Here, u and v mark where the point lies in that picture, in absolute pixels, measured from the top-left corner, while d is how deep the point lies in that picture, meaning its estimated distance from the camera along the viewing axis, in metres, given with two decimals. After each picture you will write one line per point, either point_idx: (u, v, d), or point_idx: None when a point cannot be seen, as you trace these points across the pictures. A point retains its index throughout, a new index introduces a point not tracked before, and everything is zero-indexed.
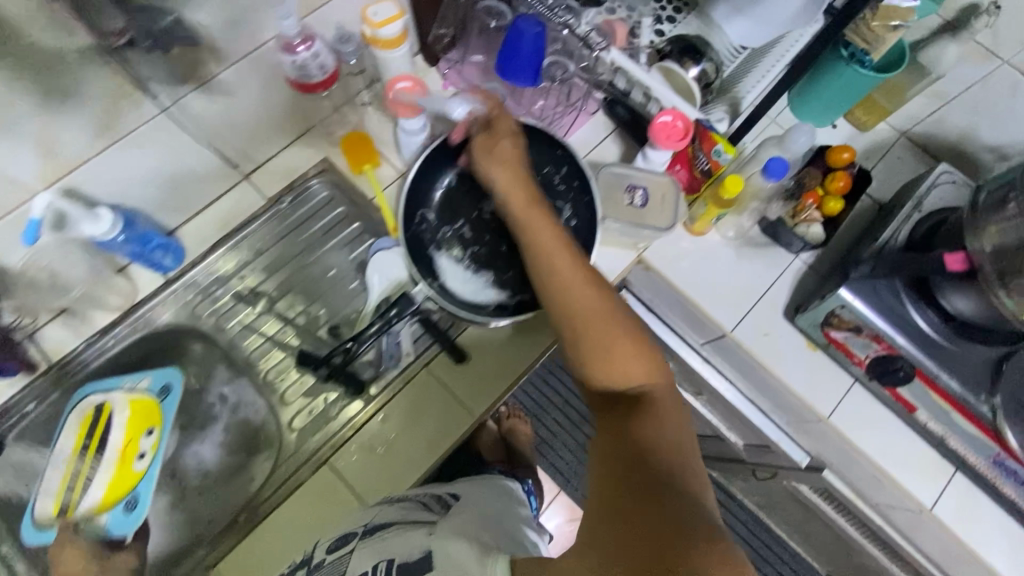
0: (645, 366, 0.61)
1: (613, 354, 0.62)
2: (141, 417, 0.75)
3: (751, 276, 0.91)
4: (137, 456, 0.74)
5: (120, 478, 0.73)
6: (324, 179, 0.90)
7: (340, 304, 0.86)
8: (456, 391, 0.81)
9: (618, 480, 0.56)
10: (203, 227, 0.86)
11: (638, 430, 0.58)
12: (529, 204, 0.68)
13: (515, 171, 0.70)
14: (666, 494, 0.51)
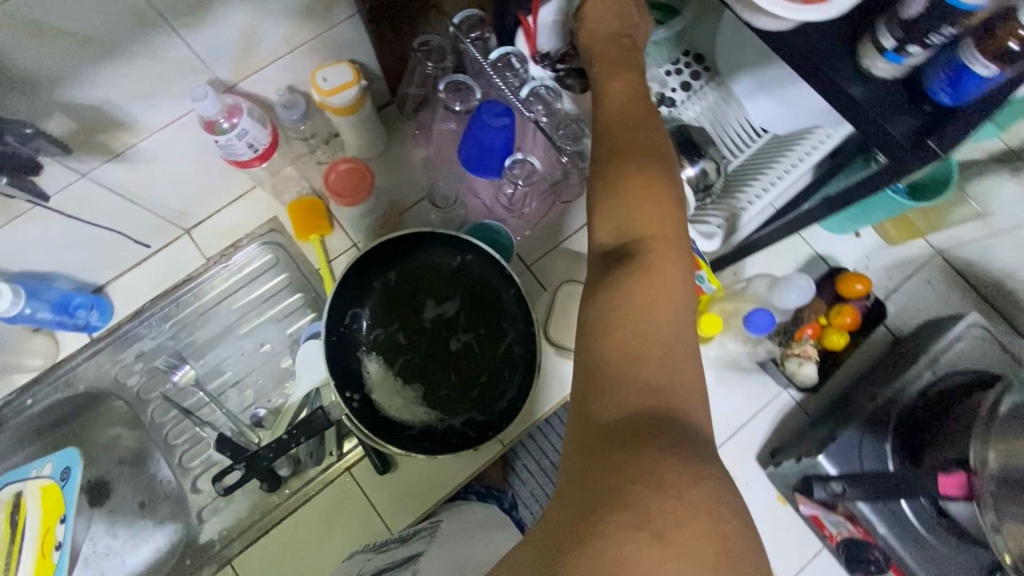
0: (680, 286, 0.44)
1: (634, 192, 0.48)
2: (50, 505, 0.69)
3: (727, 406, 0.82)
4: (53, 545, 0.67)
5: (40, 570, 0.66)
6: (269, 241, 0.83)
7: (270, 383, 0.81)
8: (376, 504, 0.75)
9: (622, 344, 0.42)
10: (136, 284, 0.81)
11: (640, 275, 0.44)
12: (614, 60, 0.57)
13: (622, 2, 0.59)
14: (665, 435, 0.37)
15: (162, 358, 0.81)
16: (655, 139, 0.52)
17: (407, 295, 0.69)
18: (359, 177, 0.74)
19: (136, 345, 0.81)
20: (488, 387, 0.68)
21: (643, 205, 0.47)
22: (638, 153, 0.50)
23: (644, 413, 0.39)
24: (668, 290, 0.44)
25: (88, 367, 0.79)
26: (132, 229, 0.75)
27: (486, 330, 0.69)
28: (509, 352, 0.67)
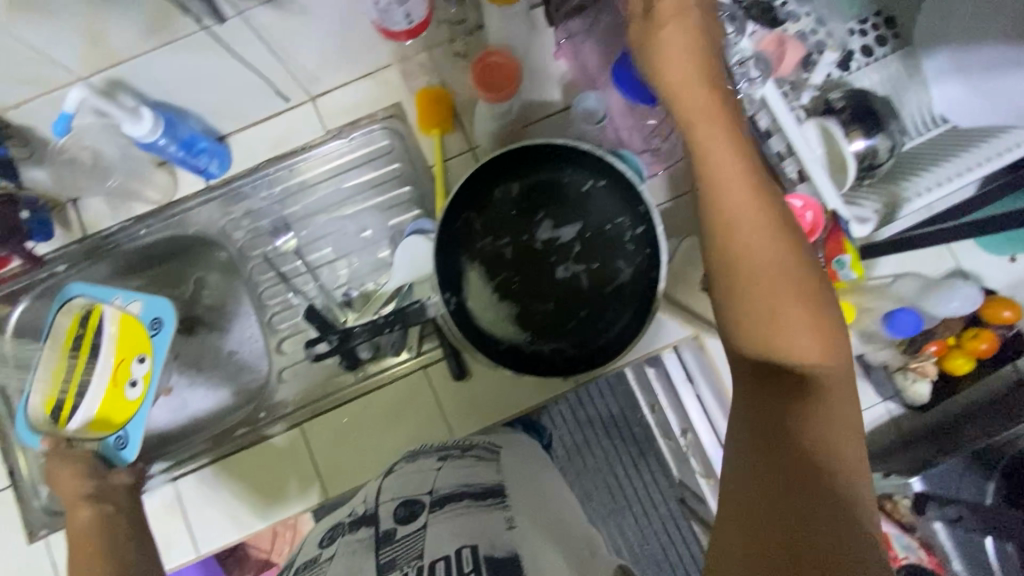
0: (811, 331, 0.44)
1: (775, 316, 0.45)
2: (130, 342, 0.73)
3: None
4: (129, 383, 0.72)
5: (113, 399, 0.72)
6: (389, 128, 0.81)
7: (365, 268, 0.81)
8: (445, 406, 0.77)
9: (769, 396, 0.45)
10: (255, 141, 0.81)
11: (795, 419, 0.43)
12: (707, 100, 0.50)
13: (706, 68, 0.51)
14: (818, 480, 0.40)
15: (266, 222, 0.82)
16: (756, 178, 0.49)
17: (523, 211, 0.67)
18: (506, 75, 0.70)
19: (244, 202, 0.82)
20: (584, 326, 0.65)
21: (759, 254, 0.46)
22: (751, 192, 0.48)
23: (793, 457, 0.42)
24: (803, 339, 0.44)
25: (200, 212, 0.82)
26: (264, 85, 0.74)
27: (599, 266, 0.64)
28: (617, 292, 0.63)
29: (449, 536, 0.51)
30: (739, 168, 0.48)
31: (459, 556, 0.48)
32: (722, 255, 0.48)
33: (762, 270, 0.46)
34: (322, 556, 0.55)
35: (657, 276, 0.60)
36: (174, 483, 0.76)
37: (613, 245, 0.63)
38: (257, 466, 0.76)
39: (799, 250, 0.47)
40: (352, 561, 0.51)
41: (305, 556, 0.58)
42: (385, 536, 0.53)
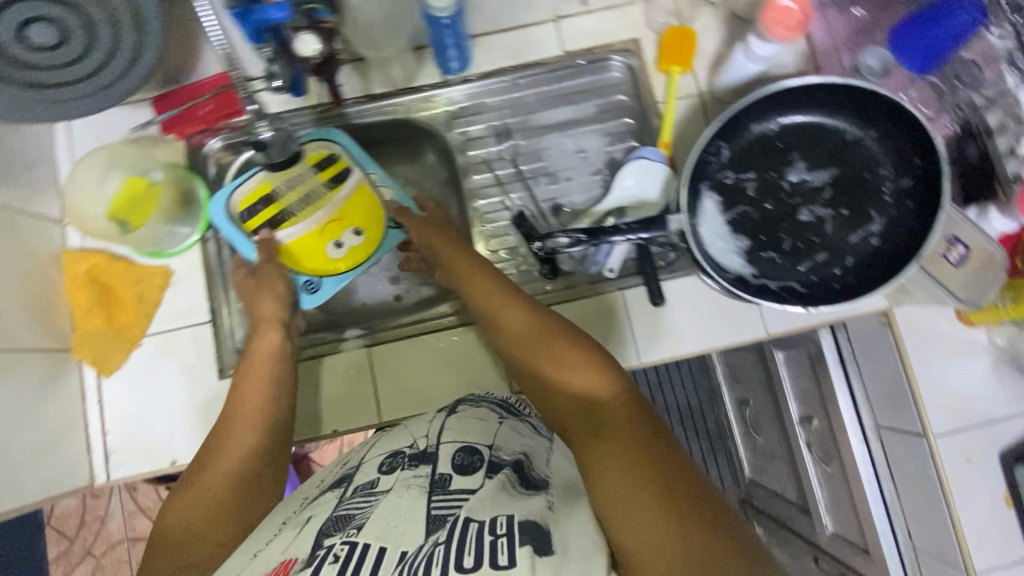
0: (580, 366, 0.66)
1: (562, 360, 0.67)
2: (360, 213, 0.78)
3: (995, 399, 0.78)
4: (337, 245, 0.78)
5: (315, 248, 0.78)
6: (624, 61, 0.85)
7: (575, 188, 0.84)
8: (636, 328, 0.79)
9: (572, 420, 0.63)
10: (496, 47, 0.85)
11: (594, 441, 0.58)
12: (504, 297, 0.73)
13: (457, 249, 0.78)
14: (600, 437, 0.58)
15: (489, 126, 0.86)
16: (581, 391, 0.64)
17: (777, 151, 0.70)
18: (794, 22, 0.68)
19: (471, 103, 0.86)
20: (820, 268, 0.68)
21: (542, 354, 0.69)
22: (526, 317, 0.72)
23: (585, 428, 0.61)
24: (574, 376, 0.66)
25: (429, 103, 0.86)
26: None
27: (848, 213, 0.67)
28: (865, 240, 0.66)
29: (495, 504, 0.51)
30: (514, 331, 0.72)
31: (495, 521, 0.48)
32: (539, 374, 0.69)
33: (561, 357, 0.68)
34: (380, 484, 0.57)
35: (919, 229, 0.63)
36: (369, 349, 0.79)
37: (872, 195, 0.66)
38: (446, 349, 0.79)
39: (562, 345, 0.68)
40: (405, 501, 0.52)
41: (362, 476, 0.61)
42: (440, 483, 0.55)
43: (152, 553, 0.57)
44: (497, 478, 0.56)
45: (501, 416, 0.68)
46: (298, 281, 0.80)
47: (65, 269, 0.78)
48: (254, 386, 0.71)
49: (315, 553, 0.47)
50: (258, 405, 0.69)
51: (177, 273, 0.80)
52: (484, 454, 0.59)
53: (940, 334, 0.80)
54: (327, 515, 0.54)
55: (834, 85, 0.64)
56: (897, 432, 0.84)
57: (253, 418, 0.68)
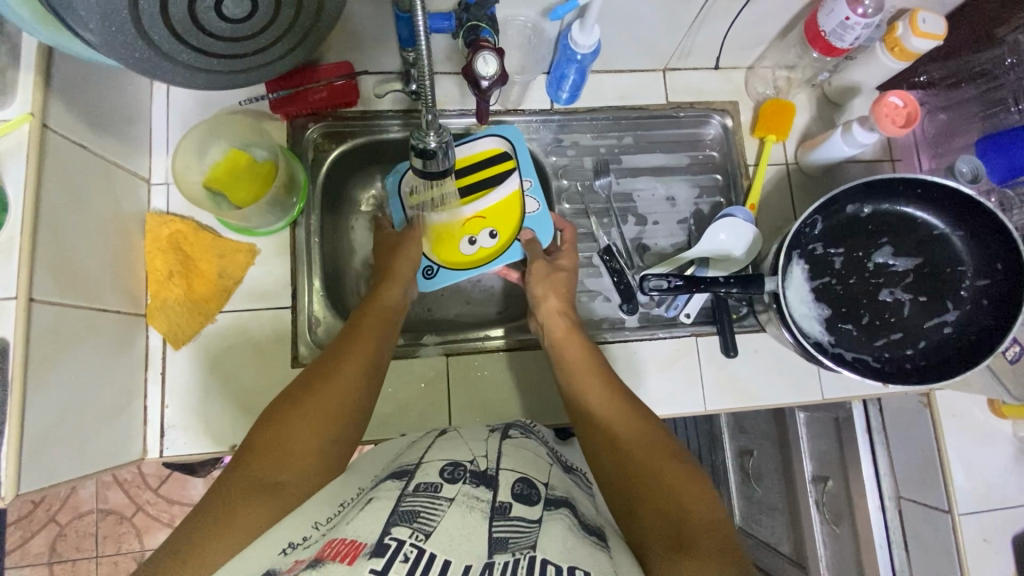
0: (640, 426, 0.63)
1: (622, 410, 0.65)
2: (501, 215, 0.85)
3: (1010, 485, 0.86)
4: (470, 240, 0.84)
5: (453, 237, 0.85)
6: (722, 121, 0.90)
7: (660, 231, 0.88)
8: (704, 375, 0.82)
9: (654, 537, 0.52)
10: (605, 86, 0.88)
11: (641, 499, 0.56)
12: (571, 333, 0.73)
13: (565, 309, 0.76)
14: (696, 566, 0.48)
15: (586, 160, 0.89)
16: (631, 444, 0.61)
17: (867, 233, 0.76)
18: (897, 117, 0.76)
19: (573, 135, 0.89)
20: (894, 345, 0.74)
21: (633, 445, 0.61)
22: (622, 396, 0.66)
23: (673, 552, 0.50)
24: (669, 479, 0.57)
25: (533, 127, 0.88)
26: (653, 43, 0.82)
27: (925, 300, 0.74)
28: (939, 329, 0.73)
29: (564, 542, 0.47)
30: (608, 405, 0.65)
31: (570, 571, 0.43)
32: (621, 464, 0.59)
33: (654, 451, 0.59)
34: (445, 491, 0.51)
35: (990, 327, 0.70)
36: (447, 358, 0.80)
37: (950, 289, 0.73)
38: (521, 368, 0.81)
39: (655, 445, 0.60)
40: (469, 522, 0.48)
41: (424, 475, 0.54)
42: (501, 510, 0.50)
43: (248, 453, 0.55)
44: (558, 514, 0.52)
45: (550, 460, 0.64)
46: (424, 262, 0.83)
47: (147, 232, 0.76)
48: (369, 335, 0.68)
49: (383, 544, 0.43)
50: (373, 352, 0.66)
51: (262, 253, 0.79)
52: (540, 491, 0.55)
53: (972, 420, 0.87)
54: (390, 508, 0.48)
55: (934, 185, 0.70)
56: (919, 505, 0.90)
57: (365, 362, 0.65)
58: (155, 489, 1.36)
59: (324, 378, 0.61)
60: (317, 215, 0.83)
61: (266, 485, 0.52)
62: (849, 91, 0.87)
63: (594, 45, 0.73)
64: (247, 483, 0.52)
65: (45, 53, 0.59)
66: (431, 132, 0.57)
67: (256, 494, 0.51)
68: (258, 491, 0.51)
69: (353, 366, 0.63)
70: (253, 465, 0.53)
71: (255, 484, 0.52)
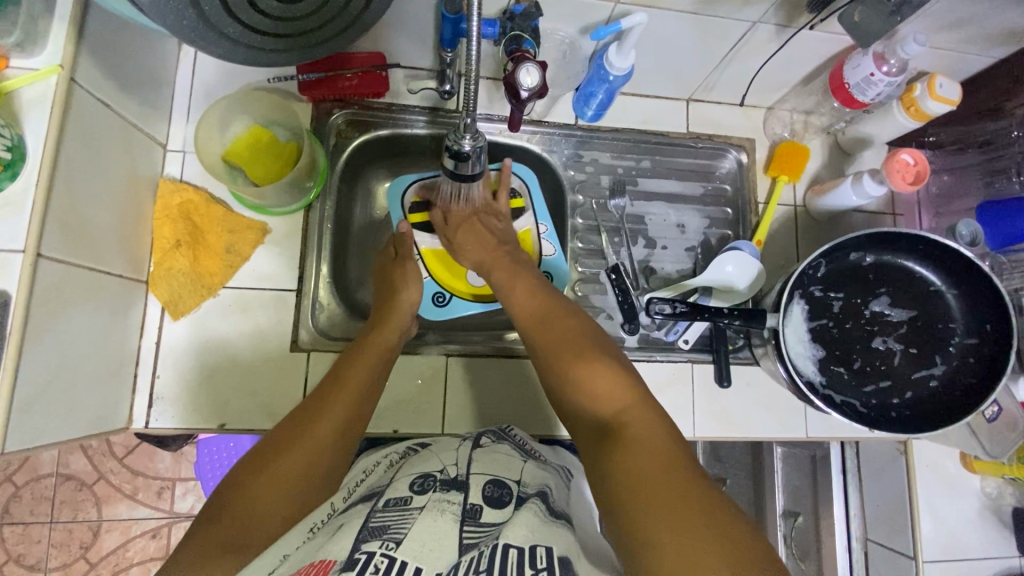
0: (558, 321, 0.68)
1: (548, 318, 0.69)
2: None
3: (974, 538, 0.89)
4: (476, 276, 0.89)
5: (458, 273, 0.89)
6: (737, 156, 0.92)
7: (667, 256, 0.90)
8: (696, 402, 0.84)
9: (593, 430, 0.57)
10: (629, 108, 0.90)
11: (579, 373, 0.61)
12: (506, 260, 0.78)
13: (488, 238, 0.81)
14: (621, 441, 0.52)
15: (603, 178, 0.90)
16: (558, 334, 0.67)
17: (867, 281, 0.78)
18: (908, 176, 0.79)
19: (592, 152, 0.90)
20: (882, 393, 0.76)
21: (565, 353, 0.64)
22: (549, 309, 0.71)
23: (605, 437, 0.54)
24: (592, 369, 0.61)
25: (555, 140, 0.89)
26: (682, 74, 0.84)
27: (916, 352, 0.77)
28: (925, 381, 0.75)
29: (528, 524, 0.48)
30: (534, 318, 0.70)
31: (532, 549, 0.45)
32: (554, 368, 0.64)
33: (579, 354, 0.64)
34: (414, 502, 0.52)
35: (974, 386, 0.73)
36: (447, 360, 0.80)
37: (939, 344, 0.76)
38: (516, 375, 0.81)
39: (580, 348, 0.64)
40: (442, 527, 0.48)
41: (393, 492, 0.54)
42: (472, 514, 0.51)
43: (215, 511, 0.52)
44: (529, 505, 0.52)
45: (523, 456, 0.64)
46: (433, 293, 0.87)
47: (157, 198, 0.75)
48: (355, 384, 0.66)
49: (354, 558, 0.42)
50: (352, 408, 0.64)
51: (273, 233, 0.79)
52: (511, 490, 0.56)
53: (945, 472, 0.90)
54: (359, 526, 0.48)
55: (935, 243, 0.73)
56: (886, 548, 0.92)
57: (342, 418, 0.62)
58: (119, 458, 1.32)
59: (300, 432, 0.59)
60: (331, 201, 0.82)
61: (232, 543, 0.50)
62: (862, 143, 0.90)
63: (628, 68, 0.74)
64: (213, 542, 0.49)
65: (80, 7, 0.58)
66: (467, 136, 0.58)
67: (220, 552, 0.48)
68: (220, 549, 0.49)
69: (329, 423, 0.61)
70: (219, 523, 0.51)
71: (220, 543, 0.49)
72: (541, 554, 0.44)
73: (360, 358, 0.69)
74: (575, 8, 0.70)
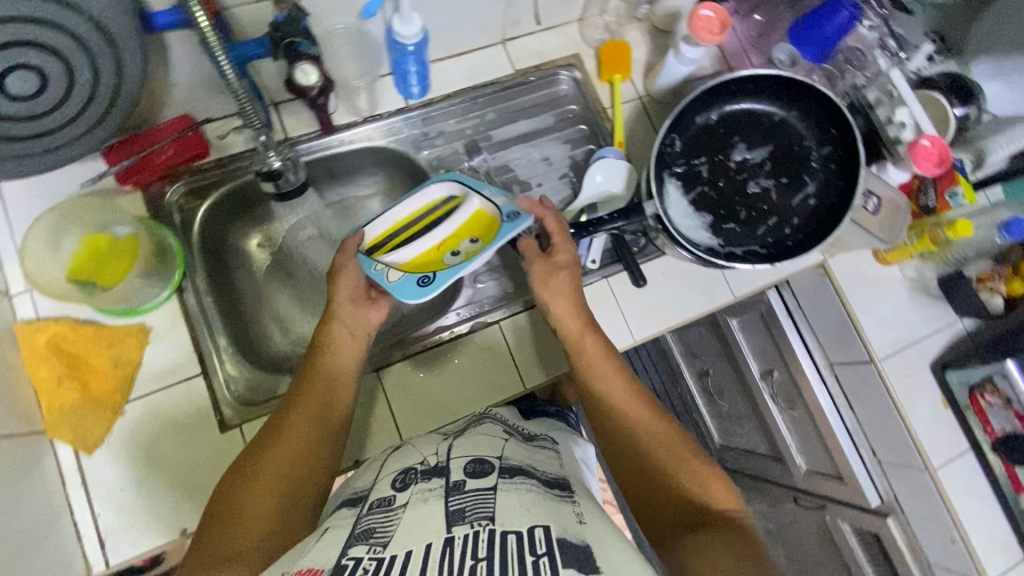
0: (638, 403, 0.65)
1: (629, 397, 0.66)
2: (473, 223, 0.79)
3: (916, 321, 0.94)
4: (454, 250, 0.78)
5: (429, 253, 0.79)
6: (570, 75, 0.93)
7: (546, 191, 0.91)
8: (624, 309, 0.86)
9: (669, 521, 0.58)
10: (453, 71, 0.90)
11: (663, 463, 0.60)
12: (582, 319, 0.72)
13: (578, 306, 0.72)
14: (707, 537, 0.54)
15: (457, 145, 0.90)
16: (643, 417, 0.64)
17: (720, 137, 0.81)
18: (716, 27, 0.79)
19: (436, 126, 0.90)
20: (774, 228, 0.79)
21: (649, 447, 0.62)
22: (622, 391, 0.66)
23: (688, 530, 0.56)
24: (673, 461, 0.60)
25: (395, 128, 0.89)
26: (482, 18, 0.84)
27: (787, 180, 0.80)
28: (807, 203, 0.79)
29: (522, 506, 0.50)
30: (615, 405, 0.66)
31: (530, 532, 0.45)
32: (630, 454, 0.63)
33: (650, 451, 0.61)
34: (398, 500, 0.54)
35: (844, 186, 0.77)
36: (382, 372, 0.80)
37: (802, 163, 0.79)
38: (455, 361, 0.82)
39: (662, 431, 0.63)
40: (426, 511, 0.50)
41: (378, 494, 0.57)
42: (456, 487, 0.53)
43: (210, 525, 0.55)
44: (515, 482, 0.56)
45: (506, 436, 0.69)
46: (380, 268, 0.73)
47: (20, 346, 0.71)
48: (324, 377, 0.67)
49: (341, 564, 0.43)
50: (324, 403, 0.65)
51: (155, 329, 0.76)
52: (494, 464, 0.59)
53: (867, 275, 0.95)
54: (347, 534, 0.49)
55: (759, 77, 0.77)
56: (849, 365, 0.97)
57: (317, 410, 0.64)
58: None
59: (269, 446, 0.60)
60: (201, 277, 0.80)
61: (229, 553, 0.53)
62: (672, 17, 0.92)
63: (420, 33, 0.74)
64: (210, 554, 0.53)
65: None
66: (272, 155, 0.69)
67: (219, 564, 0.52)
68: (223, 561, 0.52)
69: (299, 428, 0.62)
70: (214, 535, 0.54)
71: (218, 555, 0.53)
72: (540, 536, 0.45)
73: (315, 375, 0.67)
74: None
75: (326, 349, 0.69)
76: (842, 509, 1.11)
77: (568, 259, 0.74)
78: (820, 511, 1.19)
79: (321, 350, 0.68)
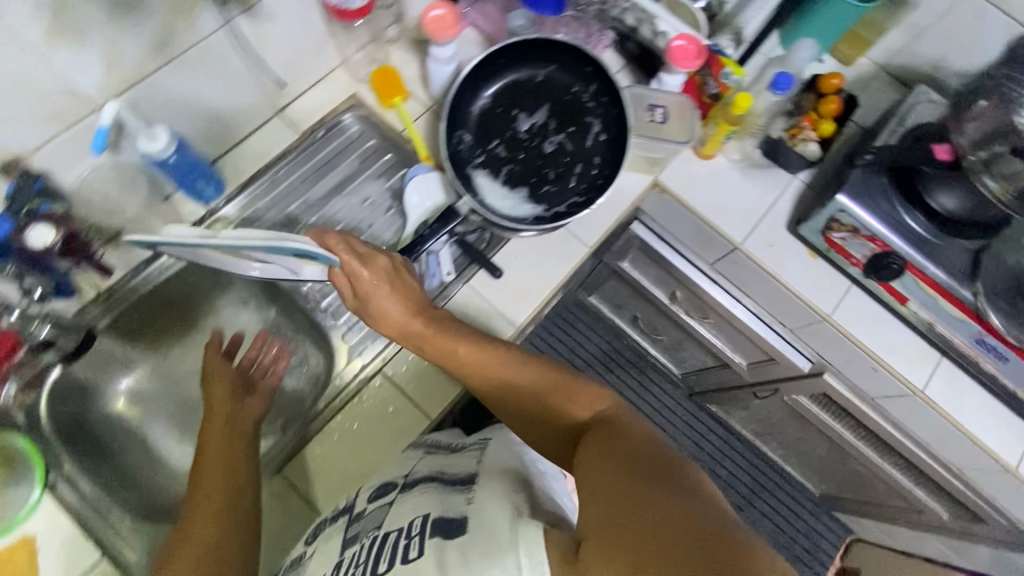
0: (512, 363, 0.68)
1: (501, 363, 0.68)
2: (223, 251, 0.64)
3: (759, 194, 0.99)
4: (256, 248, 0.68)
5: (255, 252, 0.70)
6: (354, 115, 0.95)
7: (379, 228, 0.92)
8: (494, 303, 0.87)
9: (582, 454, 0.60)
10: (242, 158, 0.90)
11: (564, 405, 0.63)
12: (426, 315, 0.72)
13: (411, 295, 0.72)
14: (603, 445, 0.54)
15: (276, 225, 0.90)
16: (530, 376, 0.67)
17: (501, 115, 0.84)
18: (450, 22, 0.82)
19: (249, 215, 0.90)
20: (582, 174, 0.82)
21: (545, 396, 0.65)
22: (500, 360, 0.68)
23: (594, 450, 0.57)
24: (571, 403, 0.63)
25: None
26: (241, 100, 0.85)
27: (574, 127, 0.83)
28: (599, 140, 0.82)
29: (406, 508, 0.60)
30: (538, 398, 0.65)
31: (410, 524, 0.56)
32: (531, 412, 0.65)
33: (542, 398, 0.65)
34: (311, 553, 0.65)
35: (620, 112, 0.81)
36: (300, 453, 0.79)
37: (579, 108, 0.83)
38: (356, 423, 0.81)
39: (553, 381, 0.66)
40: (329, 547, 0.63)
41: (296, 554, 0.69)
42: (354, 517, 0.65)
43: None
44: (412, 490, 0.63)
45: (424, 451, 0.73)
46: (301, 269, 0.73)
47: None
48: (214, 464, 0.71)
49: None
50: (226, 483, 0.69)
51: (39, 536, 0.72)
52: (396, 483, 0.67)
53: (696, 173, 0.99)
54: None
55: (504, 49, 0.80)
56: (723, 258, 1.02)
57: (218, 492, 0.68)
58: None
59: (182, 546, 0.63)
60: (72, 463, 0.78)
61: None
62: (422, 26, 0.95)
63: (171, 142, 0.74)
64: None
65: None
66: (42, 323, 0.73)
67: None
68: None
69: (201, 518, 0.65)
70: None
71: None
72: (416, 524, 0.56)
73: (201, 468, 0.71)
74: (64, 140, 0.68)
75: (209, 445, 0.74)
76: (790, 385, 1.15)
77: (380, 267, 0.70)
78: (777, 394, 1.23)
79: (201, 447, 0.74)
